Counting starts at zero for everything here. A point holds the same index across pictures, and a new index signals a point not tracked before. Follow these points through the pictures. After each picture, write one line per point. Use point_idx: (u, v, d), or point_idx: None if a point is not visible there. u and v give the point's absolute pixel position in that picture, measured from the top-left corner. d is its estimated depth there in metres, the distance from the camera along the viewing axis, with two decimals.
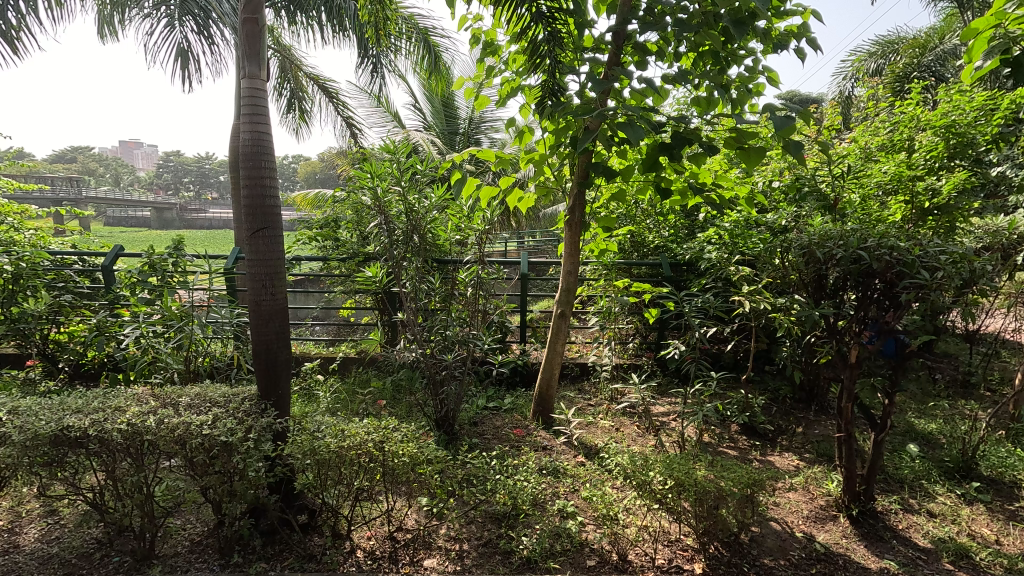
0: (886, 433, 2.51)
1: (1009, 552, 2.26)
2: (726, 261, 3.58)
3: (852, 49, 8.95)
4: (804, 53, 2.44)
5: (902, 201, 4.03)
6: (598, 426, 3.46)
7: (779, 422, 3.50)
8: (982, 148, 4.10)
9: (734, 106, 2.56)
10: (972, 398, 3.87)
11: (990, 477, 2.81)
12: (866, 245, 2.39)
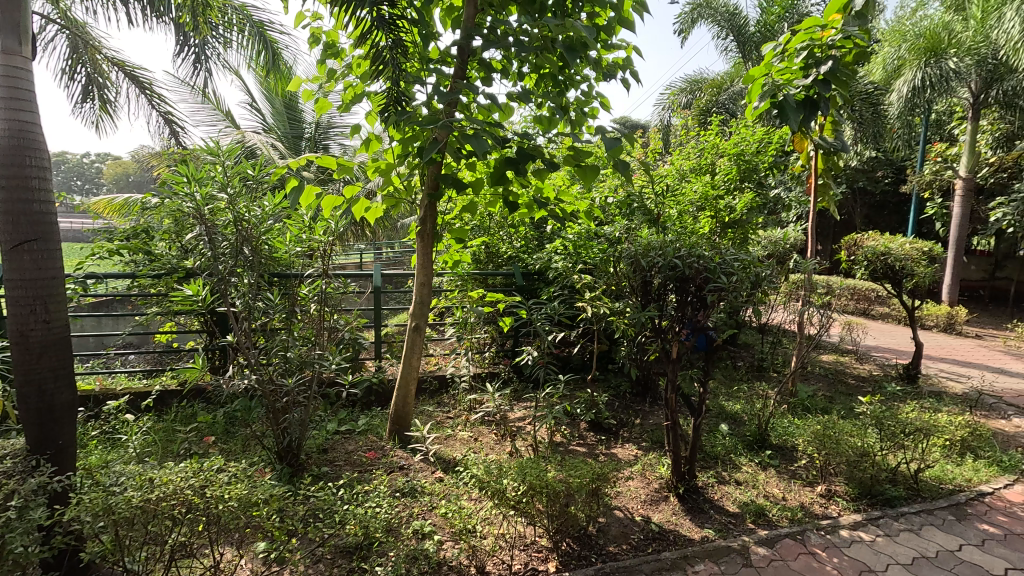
0: (702, 417, 2.90)
1: (793, 505, 2.74)
2: (571, 270, 3.84)
3: (667, 85, 10.34)
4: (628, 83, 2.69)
5: (709, 215, 4.73)
6: (456, 438, 3.44)
7: (620, 416, 3.84)
8: (763, 174, 5.03)
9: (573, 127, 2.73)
10: (765, 380, 4.67)
11: (778, 444, 3.40)
12: (680, 254, 2.75)
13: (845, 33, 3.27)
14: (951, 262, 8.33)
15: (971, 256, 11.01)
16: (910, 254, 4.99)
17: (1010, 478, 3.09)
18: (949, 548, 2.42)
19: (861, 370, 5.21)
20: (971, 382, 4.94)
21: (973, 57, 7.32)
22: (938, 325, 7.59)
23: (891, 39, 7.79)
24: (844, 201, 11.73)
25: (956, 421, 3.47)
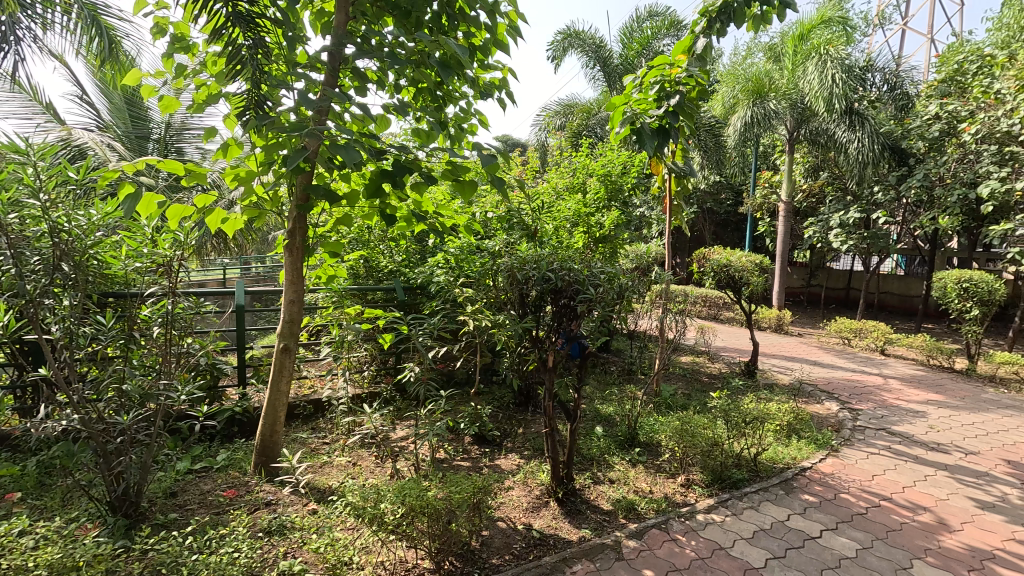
0: (577, 422, 3.05)
1: (657, 497, 2.98)
2: (452, 284, 3.84)
3: (543, 108, 10.90)
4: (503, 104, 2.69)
5: (582, 231, 5.05)
6: (332, 465, 3.23)
7: (503, 426, 3.90)
8: (627, 193, 5.51)
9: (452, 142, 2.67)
10: (634, 382, 5.07)
11: (645, 441, 3.70)
12: (552, 268, 2.89)
13: (689, 72, 3.70)
14: (778, 272, 9.82)
15: (793, 267, 13.08)
16: (746, 266, 5.79)
17: (823, 453, 3.68)
18: (780, 519, 2.80)
19: (713, 369, 5.89)
20: (794, 373, 5.83)
21: (788, 100, 8.76)
22: (770, 326, 8.87)
23: (727, 80, 9.01)
24: (696, 219, 13.28)
25: (783, 408, 4.07)
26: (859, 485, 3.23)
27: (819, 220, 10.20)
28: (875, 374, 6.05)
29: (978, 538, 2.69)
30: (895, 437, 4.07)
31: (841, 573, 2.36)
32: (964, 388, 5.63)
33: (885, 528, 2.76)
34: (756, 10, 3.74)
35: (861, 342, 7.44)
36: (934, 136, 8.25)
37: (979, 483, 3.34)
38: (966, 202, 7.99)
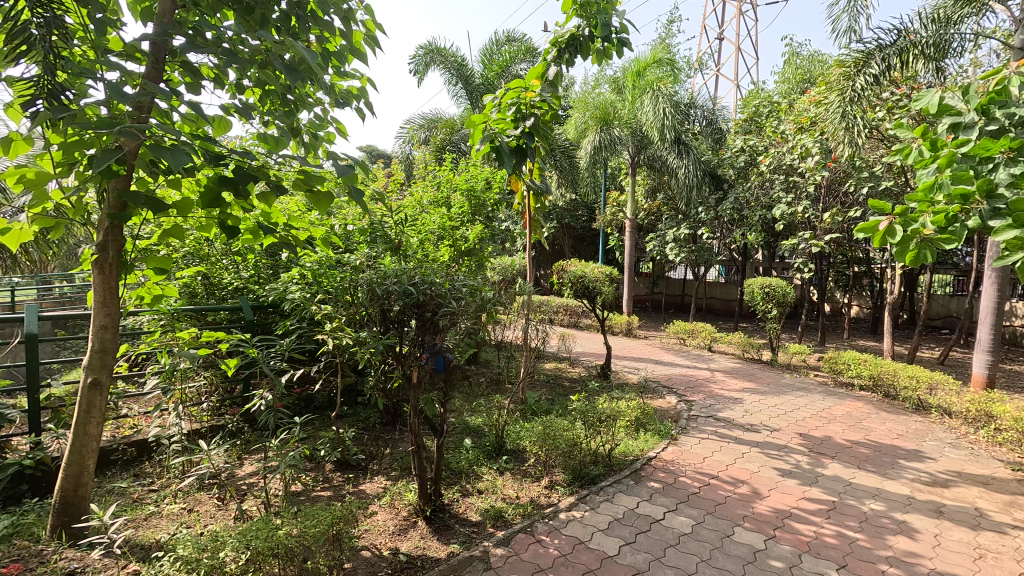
0: (444, 436, 3.03)
1: (523, 501, 3.08)
2: (309, 301, 3.58)
3: (407, 120, 10.81)
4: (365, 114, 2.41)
5: (448, 244, 5.10)
6: (161, 515, 2.79)
7: (369, 449, 3.72)
8: (490, 208, 5.68)
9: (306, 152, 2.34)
10: (501, 392, 5.21)
11: (512, 449, 3.80)
12: (414, 281, 2.86)
13: (542, 97, 3.99)
14: (627, 282, 10.87)
15: (639, 277, 14.60)
16: (598, 277, 6.31)
17: (665, 442, 4.14)
18: (631, 507, 3.07)
19: (573, 373, 6.30)
20: (642, 373, 6.48)
21: (629, 128, 9.88)
22: (621, 331, 9.76)
23: (579, 107, 9.85)
24: (557, 233, 14.17)
25: (632, 405, 4.49)
26: (693, 468, 3.69)
27: (658, 235, 11.54)
28: (704, 369, 6.99)
29: (780, 501, 3.23)
30: (720, 422, 4.73)
31: (680, 549, 2.66)
32: (769, 376, 6.76)
33: (714, 503, 3.18)
34: (598, 45, 4.13)
35: (694, 341, 8.55)
36: (741, 166, 9.86)
37: (780, 455, 4.01)
38: (765, 221, 9.67)
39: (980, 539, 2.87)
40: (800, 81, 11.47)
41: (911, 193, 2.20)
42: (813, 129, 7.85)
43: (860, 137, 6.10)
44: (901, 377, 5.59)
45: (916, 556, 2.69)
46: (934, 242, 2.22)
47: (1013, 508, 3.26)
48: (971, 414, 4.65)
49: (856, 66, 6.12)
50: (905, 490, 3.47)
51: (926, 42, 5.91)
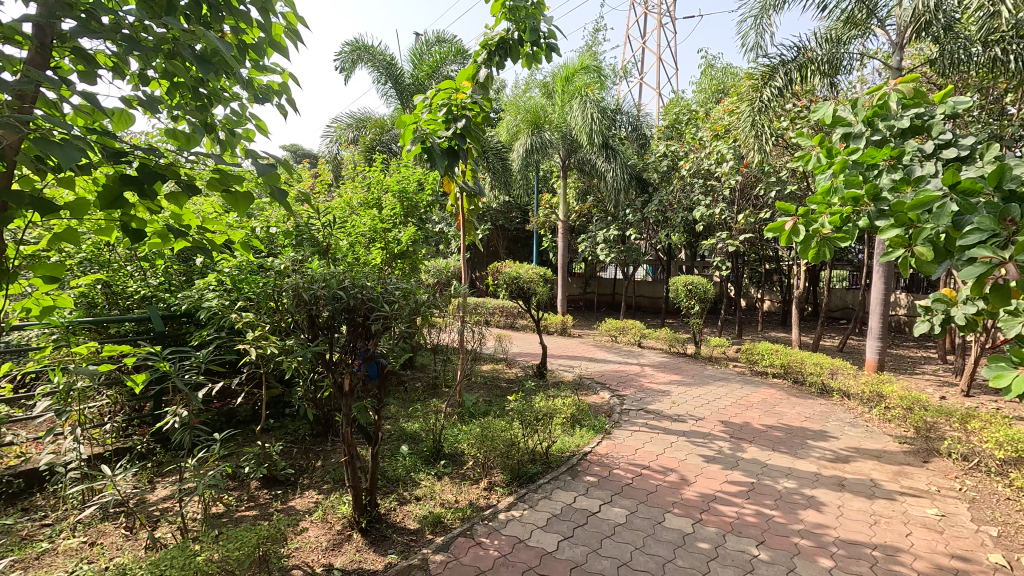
0: (379, 444, 2.94)
1: (462, 504, 3.06)
2: (228, 308, 3.35)
3: (333, 118, 10.43)
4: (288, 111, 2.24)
5: (380, 247, 4.97)
6: (58, 551, 2.50)
7: (298, 462, 3.54)
8: (422, 210, 5.58)
9: (221, 151, 2.15)
10: (438, 396, 5.15)
11: (450, 452, 3.77)
12: (343, 286, 2.76)
13: (473, 99, 3.96)
14: (560, 282, 11.11)
15: (573, 277, 14.97)
16: (533, 278, 6.41)
17: (600, 437, 4.26)
18: (568, 502, 3.13)
19: (510, 374, 6.35)
20: (576, 370, 6.65)
21: (559, 132, 10.13)
22: (556, 330, 9.95)
23: (510, 110, 10.03)
24: (491, 235, 14.24)
25: (567, 403, 4.59)
26: (626, 460, 3.83)
27: (589, 236, 11.90)
28: (635, 364, 7.28)
29: (705, 486, 3.43)
30: (650, 414, 4.94)
31: (615, 539, 2.75)
32: (693, 368, 7.16)
33: (645, 492, 3.31)
34: (527, 49, 4.20)
35: (625, 338, 8.89)
36: (664, 170, 10.40)
37: (704, 442, 4.26)
38: (686, 222, 10.24)
39: (874, 507, 3.20)
40: (715, 91, 12.25)
41: (812, 196, 2.41)
42: (728, 137, 8.43)
43: (767, 145, 6.65)
44: (807, 364, 6.11)
45: (823, 526, 2.95)
46: (832, 239, 2.46)
47: (901, 477, 3.66)
48: (866, 395, 5.17)
49: (763, 78, 6.64)
50: (812, 468, 3.80)
51: (821, 59, 6.44)
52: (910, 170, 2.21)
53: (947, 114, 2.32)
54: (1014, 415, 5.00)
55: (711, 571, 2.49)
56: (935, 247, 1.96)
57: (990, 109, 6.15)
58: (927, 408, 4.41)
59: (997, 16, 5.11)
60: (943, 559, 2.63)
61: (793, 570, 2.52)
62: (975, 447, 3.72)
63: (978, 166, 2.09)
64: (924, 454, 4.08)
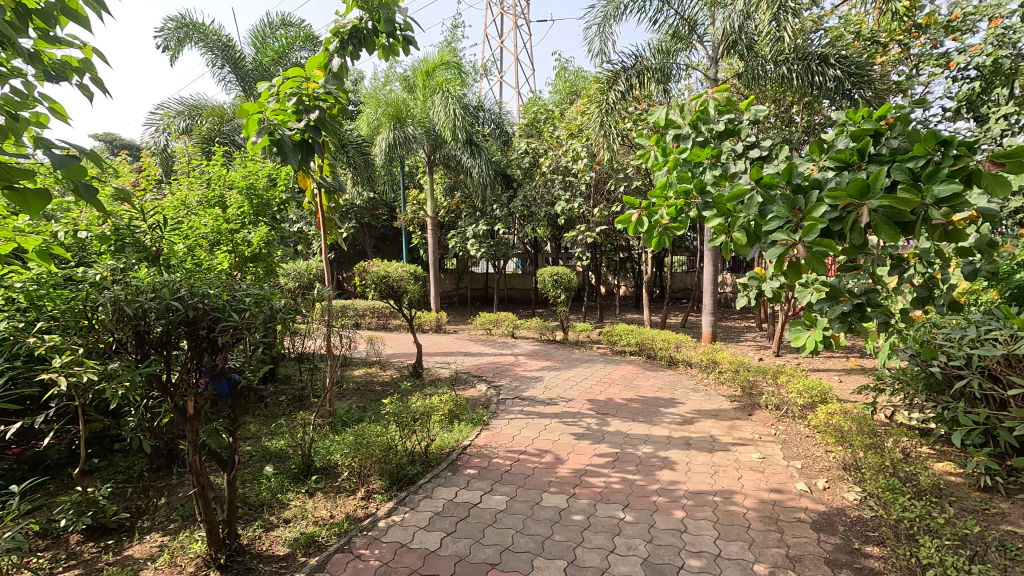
0: (235, 469, 2.65)
1: (338, 519, 2.89)
2: (23, 332, 2.74)
3: (158, 104, 9.07)
4: (93, 92, 1.85)
5: (225, 250, 4.46)
6: None
7: (135, 503, 3.05)
8: (275, 209, 5.11)
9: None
10: (306, 408, 4.79)
11: (322, 466, 3.54)
12: (178, 295, 2.41)
13: (326, 89, 3.70)
14: (432, 279, 10.99)
15: (445, 273, 14.91)
16: (403, 276, 6.26)
17: (478, 429, 4.33)
18: (450, 498, 3.13)
19: (384, 377, 6.15)
20: (453, 366, 6.66)
21: (422, 127, 10.00)
22: (431, 327, 9.85)
23: (370, 102, 9.77)
24: (357, 234, 13.52)
25: (444, 399, 4.58)
26: (504, 448, 3.94)
27: (459, 232, 11.94)
28: (509, 354, 7.51)
29: (577, 462, 3.67)
30: (525, 401, 5.14)
31: (497, 526, 2.82)
32: (563, 353, 7.61)
33: (523, 476, 3.44)
34: (383, 41, 4.06)
35: (499, 330, 9.12)
36: (526, 166, 10.85)
37: (575, 421, 4.56)
38: (549, 216, 10.81)
39: (714, 458, 3.71)
40: (569, 93, 13.06)
41: (653, 191, 2.70)
42: (581, 136, 9.04)
43: (615, 144, 7.30)
44: (657, 341, 6.86)
45: (675, 482, 3.34)
46: (669, 229, 2.79)
47: (732, 430, 4.29)
48: (704, 363, 5.96)
49: (608, 82, 7.25)
50: (665, 432, 4.28)
51: (655, 68, 7.24)
52: (726, 167, 2.58)
53: (751, 120, 2.74)
54: (809, 368, 6.14)
55: (585, 540, 2.67)
56: (747, 233, 2.31)
57: (782, 118, 7.42)
58: (749, 369, 5.22)
59: (782, 40, 6.17)
60: (764, 494, 3.15)
61: (653, 525, 2.82)
62: (784, 397, 4.49)
63: (775, 164, 2.51)
64: (749, 408, 4.82)
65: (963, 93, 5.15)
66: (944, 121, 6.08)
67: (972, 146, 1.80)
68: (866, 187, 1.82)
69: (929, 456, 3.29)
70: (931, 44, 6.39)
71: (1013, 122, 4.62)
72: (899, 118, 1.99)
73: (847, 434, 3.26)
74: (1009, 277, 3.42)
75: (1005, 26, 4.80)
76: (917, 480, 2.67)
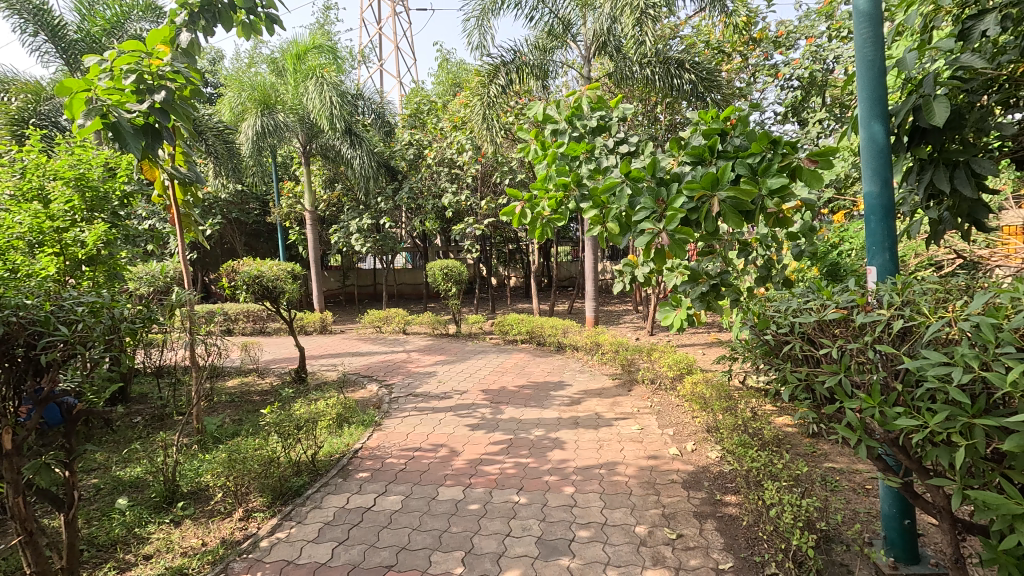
0: (74, 508, 2.30)
1: (212, 546, 2.62)
2: None
3: None
4: None
5: (50, 253, 3.80)
6: None
7: None
8: (116, 204, 4.45)
9: None
10: (167, 428, 4.25)
11: (190, 491, 3.18)
12: None
13: (174, 67, 3.27)
14: (314, 277, 10.31)
15: (329, 271, 14.08)
16: (278, 275, 5.80)
17: (370, 430, 4.18)
18: (341, 505, 2.99)
19: (262, 385, 5.67)
20: (341, 368, 6.34)
21: (295, 115, 9.30)
22: (315, 329, 9.26)
23: (232, 86, 8.84)
24: (223, 231, 12.19)
25: (331, 404, 4.34)
26: (398, 447, 3.86)
27: (341, 227, 11.32)
28: (401, 351, 7.33)
29: (472, 452, 3.71)
30: (418, 398, 5.06)
31: (393, 527, 2.75)
32: (456, 346, 7.60)
33: (419, 473, 3.40)
34: (243, 17, 3.66)
35: (389, 327, 8.84)
36: (411, 158, 10.61)
37: (469, 413, 4.59)
38: (437, 209, 10.70)
39: (599, 434, 3.97)
40: (452, 85, 12.99)
41: (534, 183, 2.77)
42: (465, 128, 9.07)
43: (497, 137, 7.53)
44: (546, 328, 7.15)
45: (565, 460, 3.52)
46: (551, 221, 2.90)
47: (615, 406, 4.62)
48: (588, 346, 6.34)
49: (489, 76, 7.35)
50: (555, 414, 4.49)
51: (532, 64, 7.45)
52: (599, 161, 2.74)
53: (620, 117, 2.91)
54: (678, 344, 6.82)
55: (482, 528, 2.72)
56: (620, 223, 2.49)
57: (648, 116, 8.08)
58: (627, 349, 5.66)
59: (644, 44, 6.71)
60: (642, 462, 3.45)
61: (546, 504, 2.95)
62: (657, 371, 4.95)
63: (642, 159, 2.71)
64: (628, 384, 5.24)
65: (789, 101, 6.02)
66: (775, 124, 7.07)
67: (794, 145, 2.11)
68: (716, 180, 2.05)
69: (771, 412, 3.84)
70: (764, 56, 7.38)
71: (825, 125, 5.51)
72: (741, 119, 2.24)
73: (709, 400, 3.68)
74: (825, 256, 4.09)
75: (817, 44, 5.69)
76: (762, 434, 3.10)
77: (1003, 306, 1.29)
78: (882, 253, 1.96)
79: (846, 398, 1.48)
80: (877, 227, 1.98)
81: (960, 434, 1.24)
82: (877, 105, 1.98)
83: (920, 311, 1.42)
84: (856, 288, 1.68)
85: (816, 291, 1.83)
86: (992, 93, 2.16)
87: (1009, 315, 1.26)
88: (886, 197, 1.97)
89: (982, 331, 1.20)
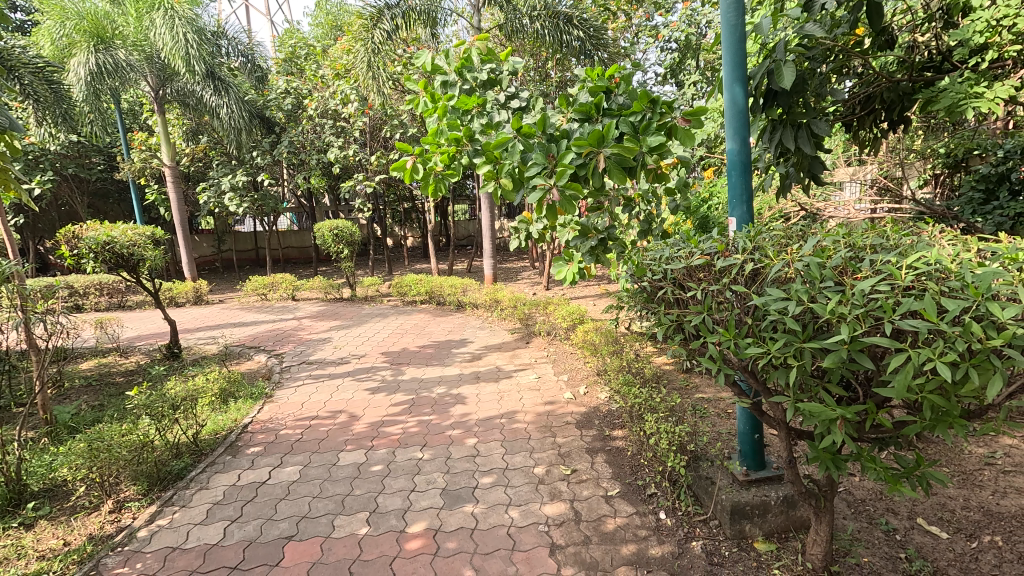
0: None
1: (77, 544, 2.36)
2: None
3: None
4: None
5: None
6: None
7: None
8: None
9: None
10: (4, 423, 3.66)
11: (43, 488, 2.82)
12: None
13: None
14: (182, 243, 9.20)
15: (199, 235, 12.65)
16: (134, 240, 5.09)
17: (260, 403, 3.95)
18: (230, 483, 2.82)
19: (127, 365, 5.08)
20: (222, 340, 5.83)
21: (139, 52, 8.02)
22: (188, 300, 8.36)
23: (51, 12, 7.40)
24: (57, 190, 10.31)
25: (212, 378, 4.01)
26: (293, 417, 3.69)
27: (210, 185, 10.10)
28: (290, 319, 6.90)
29: (373, 415, 3.67)
30: (313, 364, 4.86)
31: (291, 497, 2.66)
32: (352, 310, 7.34)
33: (316, 441, 3.29)
34: None
35: (275, 294, 8.24)
36: (288, 109, 9.74)
37: (368, 375, 4.52)
38: (322, 164, 9.98)
39: (499, 386, 4.13)
40: (333, 29, 11.93)
41: (424, 137, 2.63)
42: (348, 76, 8.43)
43: (385, 87, 7.15)
44: (445, 287, 7.17)
45: (467, 414, 3.62)
46: (444, 176, 2.79)
47: (513, 358, 4.82)
48: (488, 303, 6.46)
49: (373, 19, 6.87)
50: (457, 370, 4.58)
51: (420, 8, 7.00)
52: (491, 116, 2.65)
53: (511, 71, 2.82)
54: (571, 296, 7.22)
55: (386, 487, 2.73)
56: (513, 179, 2.46)
57: (539, 72, 8.12)
58: (525, 303, 5.87)
59: None
60: (540, 407, 3.66)
61: (449, 456, 3.02)
62: (552, 323, 5.19)
63: (533, 115, 2.67)
64: (526, 337, 5.45)
65: (668, 62, 6.36)
66: (656, 84, 7.48)
67: (671, 106, 2.22)
68: (602, 137, 2.11)
69: (652, 352, 4.25)
70: (645, 18, 7.71)
71: (698, 88, 5.93)
72: (624, 77, 2.31)
73: (598, 346, 3.96)
74: (697, 211, 4.49)
75: (692, 8, 6.04)
76: (643, 373, 3.43)
77: (828, 248, 1.53)
78: (740, 206, 2.19)
79: (708, 333, 1.67)
80: (738, 181, 2.19)
81: (793, 357, 1.46)
82: (739, 69, 2.14)
83: (767, 255, 1.63)
84: (718, 237, 1.88)
85: (686, 240, 2.00)
86: (830, 62, 2.45)
87: (831, 255, 1.50)
88: (745, 154, 2.18)
89: (811, 269, 1.42)
